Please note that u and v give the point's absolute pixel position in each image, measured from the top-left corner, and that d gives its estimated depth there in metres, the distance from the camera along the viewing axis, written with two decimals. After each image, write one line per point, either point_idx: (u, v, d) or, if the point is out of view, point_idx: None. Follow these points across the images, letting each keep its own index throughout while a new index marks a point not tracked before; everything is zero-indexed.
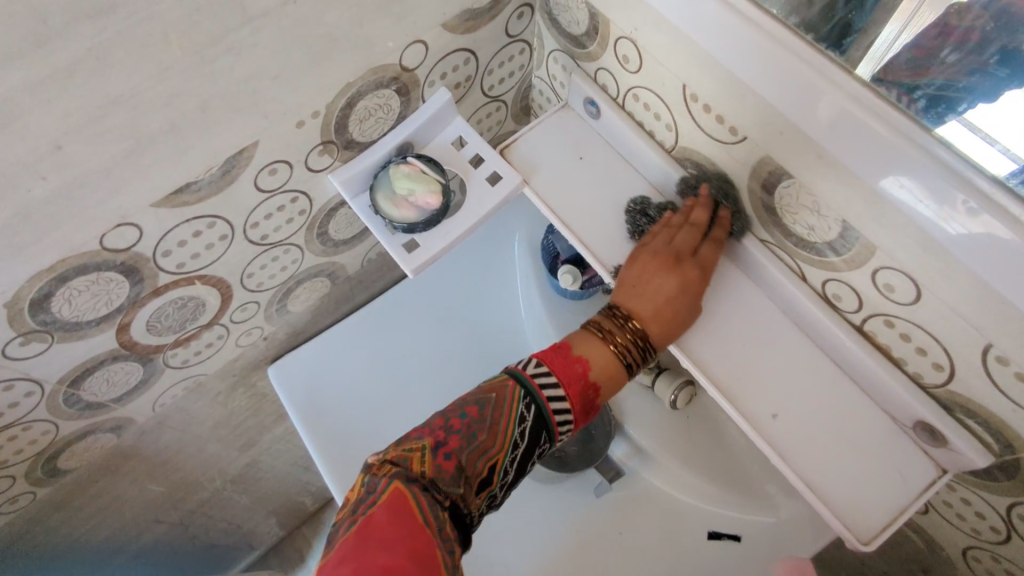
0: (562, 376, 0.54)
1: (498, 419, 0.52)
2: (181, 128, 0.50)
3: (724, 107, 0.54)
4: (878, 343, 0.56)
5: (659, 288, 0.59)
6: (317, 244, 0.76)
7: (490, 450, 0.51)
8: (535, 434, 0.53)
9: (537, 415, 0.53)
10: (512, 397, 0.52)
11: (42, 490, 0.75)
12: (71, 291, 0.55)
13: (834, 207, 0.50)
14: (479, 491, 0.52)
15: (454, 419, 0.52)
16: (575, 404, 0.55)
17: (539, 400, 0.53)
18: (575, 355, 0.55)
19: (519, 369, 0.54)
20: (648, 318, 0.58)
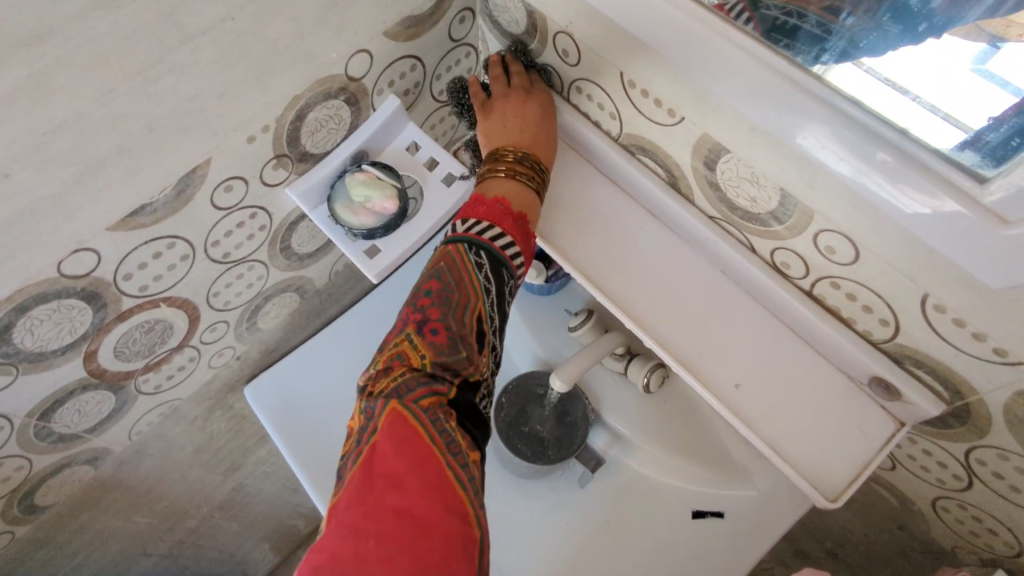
0: (495, 218, 0.57)
1: (461, 279, 0.54)
2: (130, 150, 0.51)
3: (660, 90, 0.56)
4: (829, 306, 0.59)
5: (524, 115, 0.65)
6: (282, 259, 0.76)
7: (468, 305, 0.54)
8: (495, 271, 0.56)
9: (490, 257, 0.56)
10: (460, 253, 0.55)
11: (22, 528, 0.75)
12: (32, 320, 0.55)
13: (770, 176, 0.52)
14: (478, 349, 0.54)
15: (424, 300, 0.53)
16: (516, 236, 0.58)
17: (487, 245, 0.56)
18: (494, 198, 0.59)
19: (452, 233, 0.56)
20: (530, 141, 0.64)
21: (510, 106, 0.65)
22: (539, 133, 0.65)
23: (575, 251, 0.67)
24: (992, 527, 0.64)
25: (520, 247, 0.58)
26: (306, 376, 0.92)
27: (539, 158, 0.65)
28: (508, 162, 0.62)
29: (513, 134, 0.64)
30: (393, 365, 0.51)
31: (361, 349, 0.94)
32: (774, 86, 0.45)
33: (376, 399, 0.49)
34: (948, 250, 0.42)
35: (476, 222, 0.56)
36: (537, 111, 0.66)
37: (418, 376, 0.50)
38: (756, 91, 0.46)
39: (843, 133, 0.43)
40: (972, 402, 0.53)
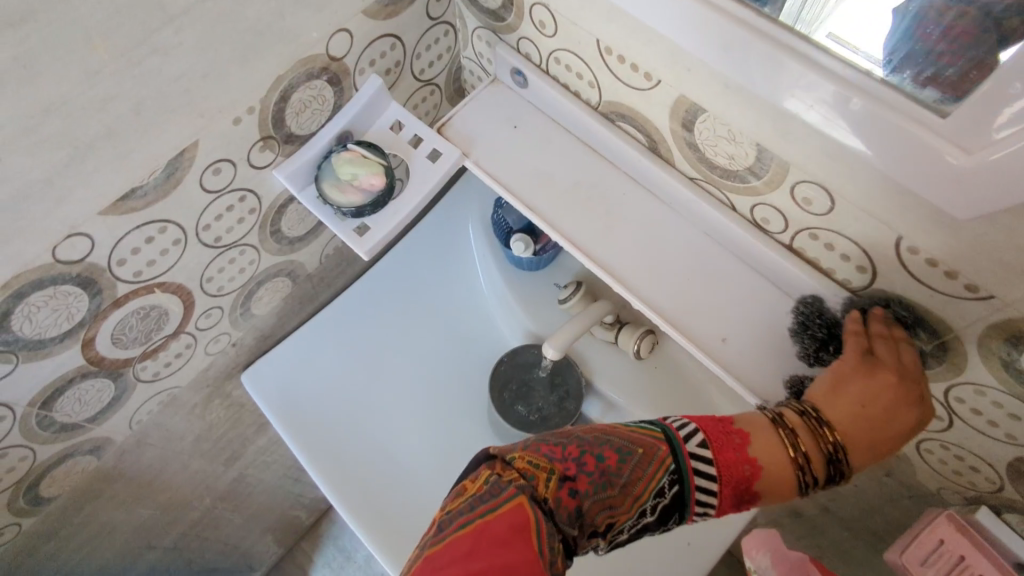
0: (727, 474, 0.48)
1: (636, 478, 0.47)
2: (118, 133, 0.52)
3: (638, 55, 0.58)
4: (808, 258, 0.61)
5: (873, 415, 0.51)
6: (273, 244, 0.77)
7: (617, 506, 0.47)
8: (665, 512, 0.48)
9: (677, 496, 0.48)
10: (653, 483, 0.47)
11: (28, 520, 0.75)
12: (30, 307, 0.56)
13: (747, 131, 0.54)
14: (589, 537, 0.48)
15: (591, 458, 0.48)
16: (723, 500, 0.49)
17: (687, 485, 0.48)
18: (751, 456, 0.48)
19: (675, 432, 0.49)
20: (868, 433, 0.51)
21: (860, 384, 0.51)
22: (866, 456, 0.51)
23: (561, 220, 0.68)
24: (973, 463, 0.66)
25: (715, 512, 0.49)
26: (302, 361, 0.93)
27: (850, 447, 0.50)
28: (806, 445, 0.49)
29: (833, 396, 0.52)
30: (525, 475, 0.47)
31: (356, 331, 0.96)
32: (744, 40, 0.46)
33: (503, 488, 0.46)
34: (913, 185, 0.44)
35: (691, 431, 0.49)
36: (887, 421, 0.51)
37: (541, 505, 0.46)
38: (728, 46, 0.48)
39: (809, 78, 0.44)
40: (949, 341, 0.54)
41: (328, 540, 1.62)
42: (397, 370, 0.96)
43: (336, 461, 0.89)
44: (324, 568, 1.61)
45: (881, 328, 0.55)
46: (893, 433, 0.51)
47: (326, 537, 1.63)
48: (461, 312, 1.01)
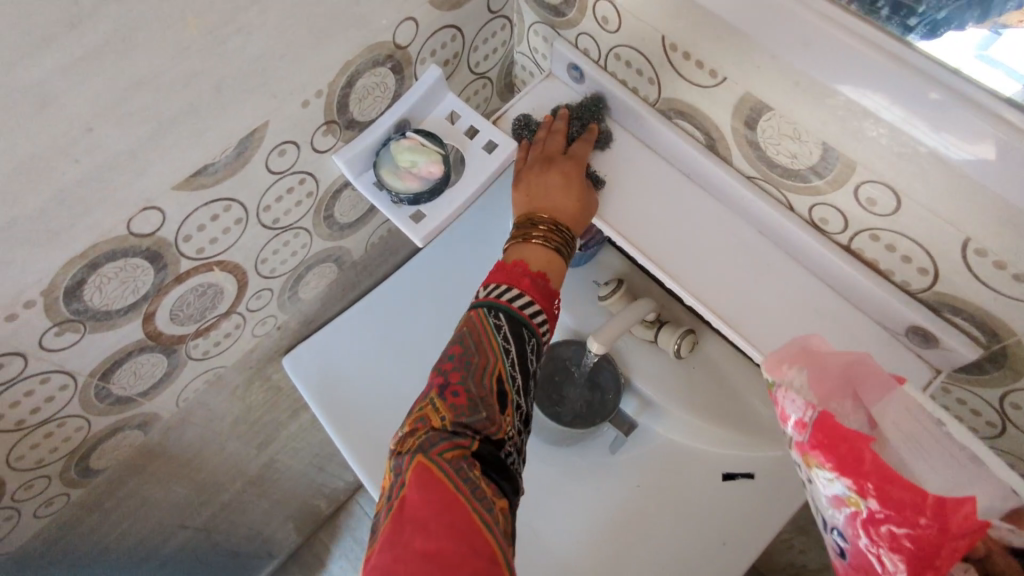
0: (507, 279, 0.61)
1: (480, 338, 0.58)
2: (199, 109, 0.53)
3: (705, 51, 0.58)
4: (866, 259, 0.61)
5: (552, 185, 0.68)
6: (325, 228, 0.78)
7: (488, 364, 0.57)
8: (515, 331, 0.59)
9: (511, 317, 0.59)
10: (480, 317, 0.59)
11: (75, 491, 0.77)
12: (101, 278, 0.57)
13: (814, 129, 0.55)
14: (502, 410, 0.57)
15: (447, 364, 0.57)
16: (534, 295, 0.61)
17: (505, 307, 0.59)
18: (513, 261, 0.63)
19: (476, 296, 0.61)
20: (557, 207, 0.66)
21: (551, 182, 0.68)
22: (577, 199, 0.66)
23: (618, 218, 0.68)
24: None
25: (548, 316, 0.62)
26: (342, 347, 0.95)
27: (564, 222, 0.66)
28: (542, 229, 0.66)
29: (526, 209, 0.68)
30: (419, 425, 0.54)
31: (396, 320, 0.97)
32: (826, 37, 0.47)
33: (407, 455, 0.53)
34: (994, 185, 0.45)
35: (493, 286, 0.61)
36: (562, 186, 0.67)
37: (440, 434, 0.53)
38: (808, 43, 0.48)
39: (890, 79, 0.46)
40: (1010, 345, 0.55)
41: (346, 531, 1.63)
42: (435, 362, 0.96)
43: (374, 445, 0.90)
44: (341, 559, 1.62)
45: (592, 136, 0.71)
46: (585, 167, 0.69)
47: (344, 528, 1.63)
48: None
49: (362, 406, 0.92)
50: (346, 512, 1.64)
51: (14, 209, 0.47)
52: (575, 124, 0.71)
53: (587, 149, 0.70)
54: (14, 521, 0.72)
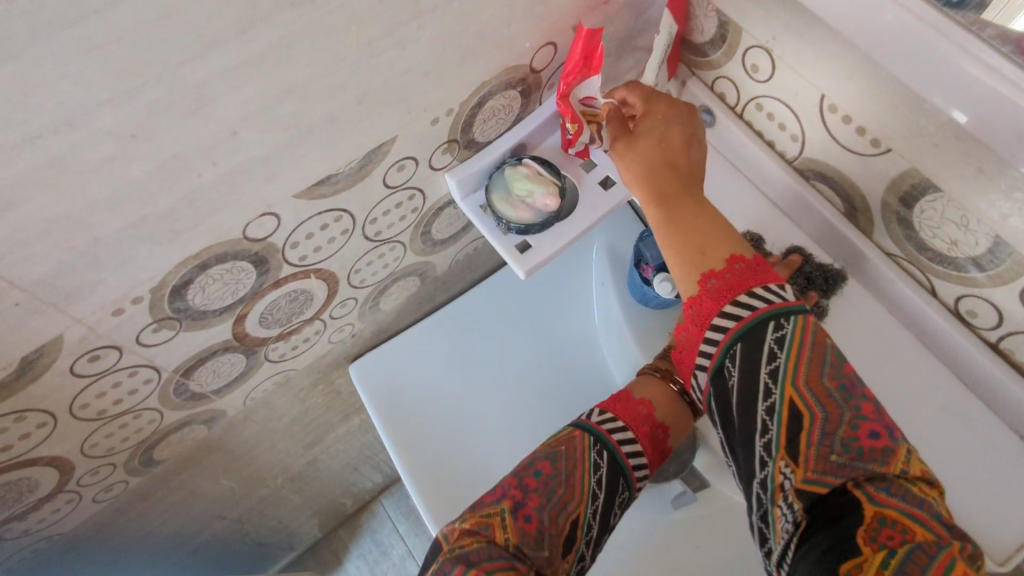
0: (627, 418, 0.64)
1: (573, 471, 0.58)
2: (337, 120, 0.50)
3: (872, 118, 0.54)
4: (1014, 360, 0.57)
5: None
6: (419, 243, 0.76)
7: (570, 504, 0.56)
8: (610, 480, 0.59)
9: (611, 460, 0.60)
10: (585, 443, 0.60)
11: (134, 479, 0.75)
12: (207, 279, 0.55)
13: (988, 220, 0.50)
14: (564, 554, 0.55)
15: (531, 479, 0.57)
16: (645, 443, 0.64)
17: (610, 444, 0.61)
18: (639, 399, 0.66)
19: (587, 421, 0.62)
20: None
21: None
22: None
23: None
24: None
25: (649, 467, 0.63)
26: (411, 359, 0.92)
27: None
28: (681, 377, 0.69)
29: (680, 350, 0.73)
30: (482, 530, 0.53)
31: (466, 337, 0.94)
32: None
33: (456, 559, 0.50)
34: None
35: (609, 417, 0.63)
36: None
37: (501, 551, 0.51)
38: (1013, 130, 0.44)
39: None
40: None
41: (366, 532, 1.60)
42: (502, 389, 0.91)
43: (429, 465, 0.85)
44: (359, 559, 1.59)
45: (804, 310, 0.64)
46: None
47: (364, 528, 1.60)
48: (574, 338, 0.95)
49: (422, 423, 0.88)
50: (368, 513, 1.61)
51: (146, 207, 0.44)
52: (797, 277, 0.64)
53: None
54: (73, 504, 0.70)
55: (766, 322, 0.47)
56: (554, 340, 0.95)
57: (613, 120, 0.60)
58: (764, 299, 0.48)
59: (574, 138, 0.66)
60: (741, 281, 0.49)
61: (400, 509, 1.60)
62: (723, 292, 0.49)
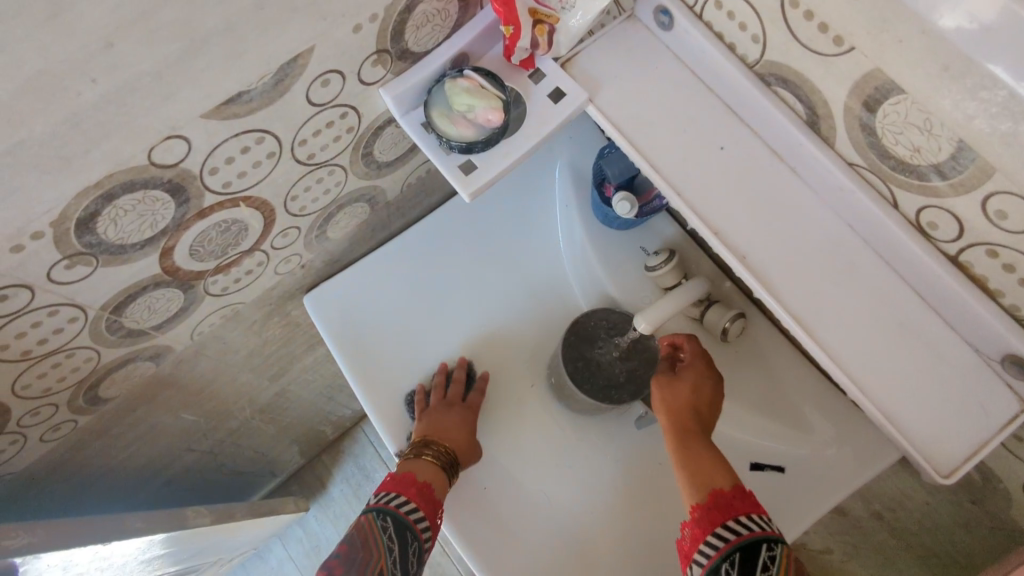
0: (399, 487, 0.72)
1: (368, 537, 0.68)
2: (237, 28, 0.44)
3: (835, 14, 0.49)
4: (973, 275, 0.54)
5: (444, 418, 0.81)
6: (361, 166, 0.71)
7: (371, 561, 0.66)
8: (400, 532, 0.69)
9: (398, 520, 0.70)
10: (370, 520, 0.70)
11: (84, 418, 0.73)
12: (117, 211, 0.51)
13: (952, 123, 0.46)
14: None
15: (333, 560, 0.66)
16: (420, 502, 0.71)
17: (393, 512, 0.70)
18: (402, 472, 0.73)
19: (370, 502, 0.72)
20: (440, 427, 0.80)
21: (420, 426, 0.81)
22: (462, 434, 0.81)
23: (686, 182, 0.62)
24: None
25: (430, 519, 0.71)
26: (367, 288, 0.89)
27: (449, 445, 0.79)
28: (432, 453, 0.76)
29: (427, 433, 0.79)
30: None
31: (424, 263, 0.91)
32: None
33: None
34: None
35: (386, 494, 0.71)
36: (446, 429, 0.80)
37: None
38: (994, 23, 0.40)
39: None
40: None
41: (349, 457, 1.62)
42: (461, 315, 0.90)
43: (389, 394, 0.84)
44: (342, 483, 1.62)
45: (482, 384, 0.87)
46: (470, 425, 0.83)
47: (347, 454, 1.62)
48: (536, 262, 0.93)
49: (379, 352, 0.86)
50: (350, 438, 1.63)
51: (20, 132, 0.40)
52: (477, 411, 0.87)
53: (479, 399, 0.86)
54: (19, 444, 0.69)
55: (755, 543, 0.59)
56: (515, 264, 0.92)
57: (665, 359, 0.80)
58: (734, 531, 0.60)
59: (511, 44, 0.62)
60: (719, 515, 0.62)
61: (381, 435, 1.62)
62: (696, 534, 0.62)
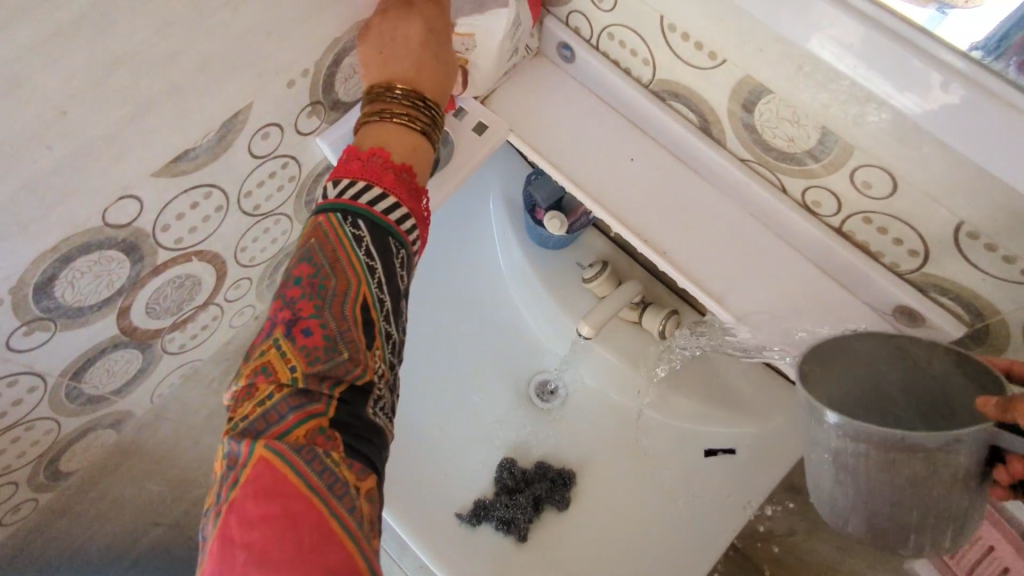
0: (369, 176, 0.51)
1: (337, 258, 0.48)
2: (180, 91, 0.49)
3: (706, 34, 0.57)
4: (857, 241, 0.62)
5: (408, 37, 0.56)
6: (306, 213, 0.75)
7: (351, 291, 0.48)
8: (380, 249, 0.50)
9: (376, 245, 0.50)
10: (336, 223, 0.49)
11: (44, 496, 0.72)
12: (74, 273, 0.53)
13: (813, 113, 0.55)
14: (368, 344, 0.49)
15: (293, 291, 0.47)
16: (398, 192, 0.52)
17: (368, 213, 0.51)
18: (367, 149, 0.53)
19: (333, 199, 0.51)
20: (416, 77, 0.56)
21: (390, 49, 0.56)
22: (437, 78, 0.57)
23: (605, 193, 0.69)
24: None
25: (419, 224, 0.54)
26: None
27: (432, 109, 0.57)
28: (400, 105, 0.55)
29: (386, 70, 0.56)
30: (260, 376, 0.45)
31: None
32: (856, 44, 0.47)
33: (243, 437, 0.44)
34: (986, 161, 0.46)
35: (351, 187, 0.51)
36: (414, 72, 0.56)
37: (287, 396, 0.45)
38: (863, 53, 0.47)
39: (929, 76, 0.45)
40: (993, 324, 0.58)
41: None
42: (418, 347, 0.93)
43: None
44: None
45: (556, 474, 0.91)
46: (451, 61, 0.59)
47: None
48: (482, 289, 0.98)
49: None
50: None
51: None
52: (548, 491, 0.90)
53: (548, 480, 0.91)
54: None
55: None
56: (462, 293, 0.97)
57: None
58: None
59: None
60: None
61: None
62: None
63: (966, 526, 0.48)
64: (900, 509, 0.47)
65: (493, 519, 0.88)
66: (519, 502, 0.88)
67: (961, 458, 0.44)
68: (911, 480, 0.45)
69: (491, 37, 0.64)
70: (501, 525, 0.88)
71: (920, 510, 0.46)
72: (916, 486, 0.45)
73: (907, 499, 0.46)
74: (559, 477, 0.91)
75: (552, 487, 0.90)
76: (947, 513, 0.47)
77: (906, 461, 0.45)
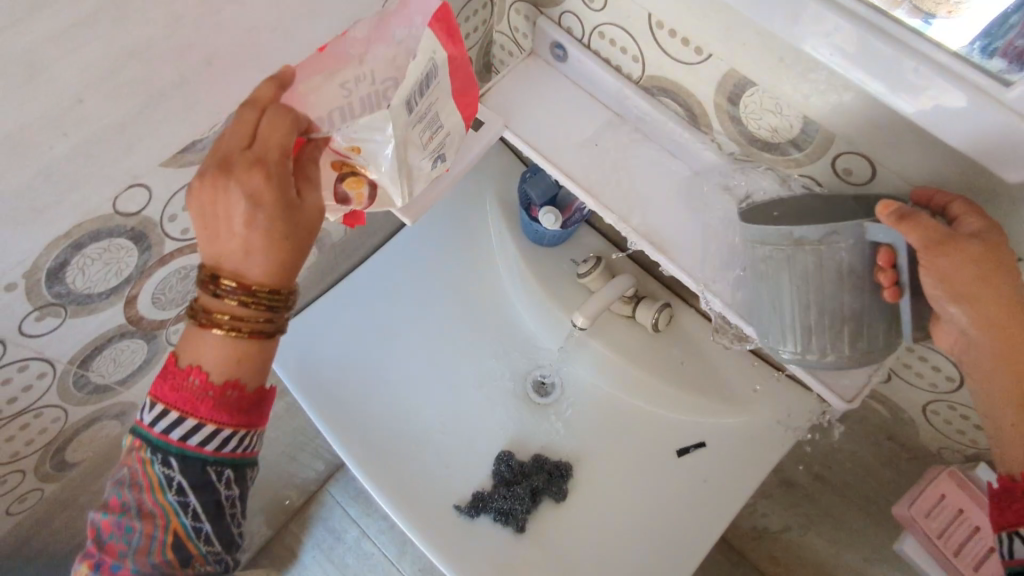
0: (179, 404, 0.48)
1: (143, 501, 0.49)
2: (190, 83, 0.51)
3: (692, 30, 0.60)
4: None
5: (234, 212, 0.46)
6: None
7: (157, 533, 0.49)
8: (195, 485, 0.49)
9: (185, 471, 0.49)
10: (147, 472, 0.49)
11: (49, 486, 0.73)
12: (84, 259, 0.55)
13: (795, 103, 0.57)
14: (186, 559, 0.51)
15: (106, 530, 0.49)
16: (223, 417, 0.50)
17: (171, 447, 0.49)
18: (184, 366, 0.49)
19: (143, 425, 0.49)
20: (244, 266, 0.47)
21: (224, 211, 0.46)
22: (274, 264, 0.48)
23: (598, 186, 0.71)
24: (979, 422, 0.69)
25: (241, 429, 0.51)
26: (321, 331, 0.91)
27: (276, 293, 0.49)
28: (229, 307, 0.48)
29: (211, 248, 0.47)
30: None
31: (374, 301, 0.95)
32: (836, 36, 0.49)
33: None
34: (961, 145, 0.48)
35: (156, 420, 0.48)
36: (243, 256, 0.47)
37: None
38: (846, 44, 0.49)
39: (905, 70, 0.47)
40: None
41: (317, 522, 1.60)
42: (416, 343, 0.96)
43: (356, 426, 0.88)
44: (314, 550, 1.58)
45: (554, 467, 0.92)
46: (295, 223, 0.48)
47: (315, 519, 1.60)
48: (479, 285, 1.00)
49: (340, 390, 0.89)
50: (317, 502, 1.61)
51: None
52: (548, 483, 0.91)
53: (547, 474, 0.92)
54: None
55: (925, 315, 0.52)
56: (458, 290, 0.99)
57: (922, 214, 0.48)
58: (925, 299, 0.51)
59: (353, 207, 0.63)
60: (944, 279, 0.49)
61: (349, 493, 1.61)
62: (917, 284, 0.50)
63: (871, 338, 0.54)
64: (800, 310, 0.55)
65: (491, 510, 0.90)
66: (516, 493, 0.90)
67: (843, 255, 0.52)
68: (804, 275, 0.54)
69: (379, 157, 0.56)
70: (499, 516, 0.90)
71: (814, 308, 0.54)
72: (808, 281, 0.54)
73: (801, 295, 0.55)
74: (558, 470, 0.92)
75: (549, 479, 0.92)
76: (843, 315, 0.54)
77: (797, 256, 0.54)
